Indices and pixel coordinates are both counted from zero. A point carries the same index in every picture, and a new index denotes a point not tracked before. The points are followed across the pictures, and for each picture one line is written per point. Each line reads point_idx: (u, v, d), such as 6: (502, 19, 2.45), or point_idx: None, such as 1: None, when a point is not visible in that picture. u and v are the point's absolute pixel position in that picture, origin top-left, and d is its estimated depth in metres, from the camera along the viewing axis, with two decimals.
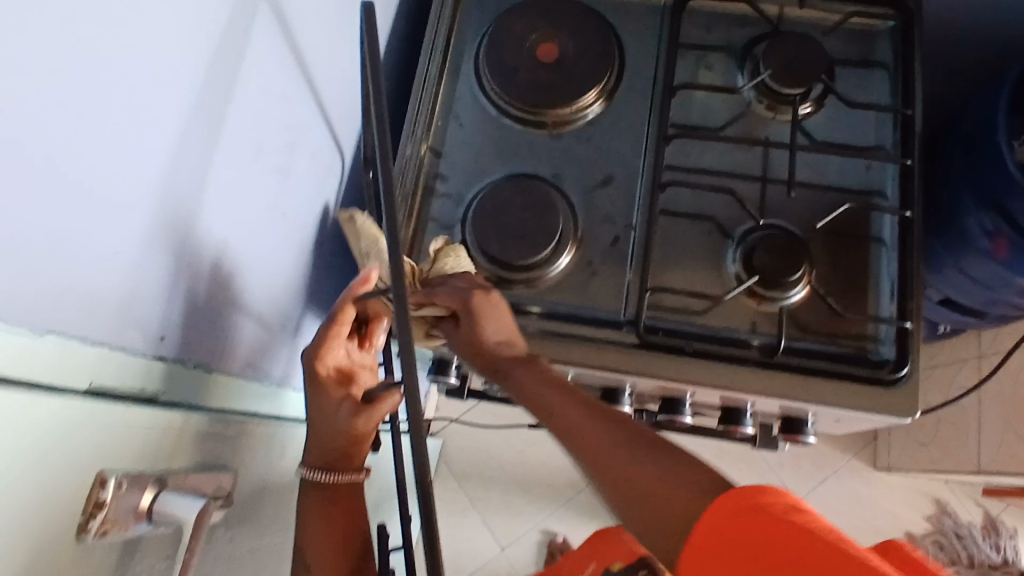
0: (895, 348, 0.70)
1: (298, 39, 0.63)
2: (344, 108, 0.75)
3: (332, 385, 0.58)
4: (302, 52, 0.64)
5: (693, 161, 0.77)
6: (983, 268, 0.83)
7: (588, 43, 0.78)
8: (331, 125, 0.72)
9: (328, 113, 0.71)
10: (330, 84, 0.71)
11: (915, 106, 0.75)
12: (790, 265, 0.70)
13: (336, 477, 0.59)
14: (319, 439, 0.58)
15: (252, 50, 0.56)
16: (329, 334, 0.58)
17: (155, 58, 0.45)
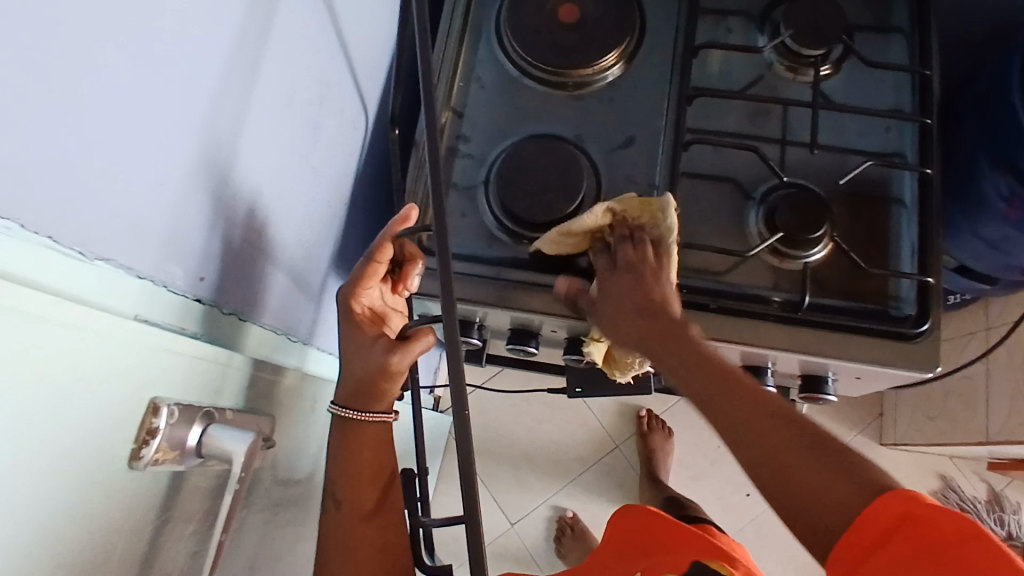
0: (916, 305, 0.71)
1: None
2: (368, 68, 0.75)
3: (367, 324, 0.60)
4: (331, 5, 0.64)
5: (714, 122, 0.78)
6: (998, 232, 0.84)
7: (608, 6, 0.78)
8: (356, 83, 0.73)
9: (354, 71, 0.71)
10: (355, 42, 0.71)
11: (933, 67, 0.75)
12: (814, 222, 0.71)
13: (367, 416, 0.59)
14: (351, 376, 0.59)
15: None
16: (364, 275, 0.60)
17: None
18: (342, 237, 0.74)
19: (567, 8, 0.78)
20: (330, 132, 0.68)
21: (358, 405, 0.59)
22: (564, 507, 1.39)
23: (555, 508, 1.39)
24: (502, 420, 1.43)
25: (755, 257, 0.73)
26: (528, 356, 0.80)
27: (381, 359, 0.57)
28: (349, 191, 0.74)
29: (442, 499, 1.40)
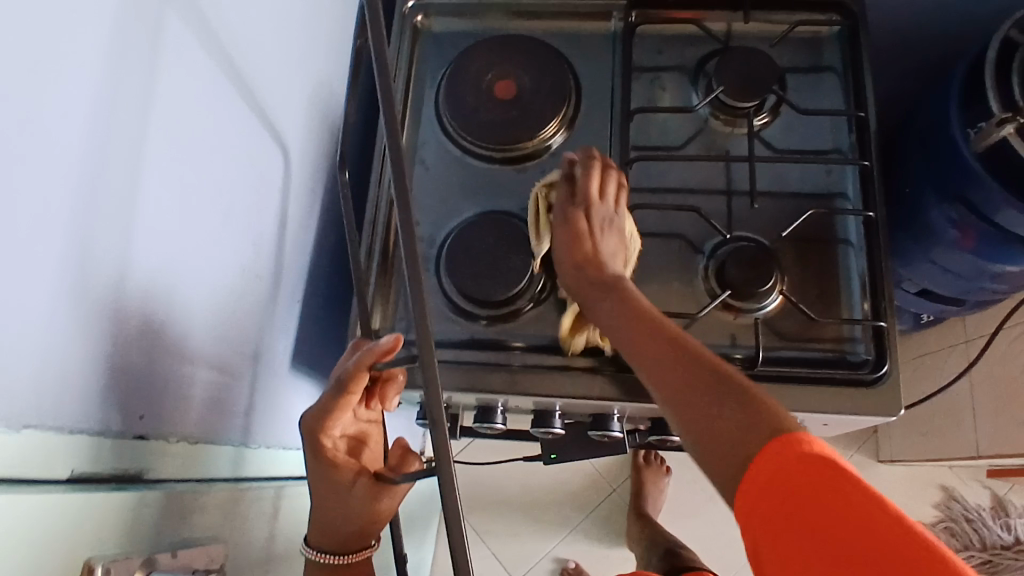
0: (872, 347, 0.71)
1: (258, 104, 0.65)
2: (311, 164, 0.76)
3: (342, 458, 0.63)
4: (262, 117, 0.66)
5: (658, 179, 0.79)
6: (954, 257, 0.85)
7: (543, 76, 0.79)
8: (301, 181, 0.74)
9: (294, 171, 0.72)
10: (293, 144, 0.72)
11: (868, 108, 0.76)
12: (762, 275, 0.71)
13: (348, 558, 0.66)
14: (333, 520, 0.65)
15: (205, 124, 0.58)
16: (333, 409, 0.60)
17: (106, 147, 0.46)
18: (300, 332, 0.75)
19: (502, 84, 0.79)
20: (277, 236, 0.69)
21: (341, 542, 0.66)
22: (566, 558, 1.38)
23: (556, 560, 1.38)
24: (496, 473, 1.42)
25: (709, 314, 0.73)
26: (497, 430, 0.80)
27: (367, 503, 0.64)
28: (302, 287, 0.75)
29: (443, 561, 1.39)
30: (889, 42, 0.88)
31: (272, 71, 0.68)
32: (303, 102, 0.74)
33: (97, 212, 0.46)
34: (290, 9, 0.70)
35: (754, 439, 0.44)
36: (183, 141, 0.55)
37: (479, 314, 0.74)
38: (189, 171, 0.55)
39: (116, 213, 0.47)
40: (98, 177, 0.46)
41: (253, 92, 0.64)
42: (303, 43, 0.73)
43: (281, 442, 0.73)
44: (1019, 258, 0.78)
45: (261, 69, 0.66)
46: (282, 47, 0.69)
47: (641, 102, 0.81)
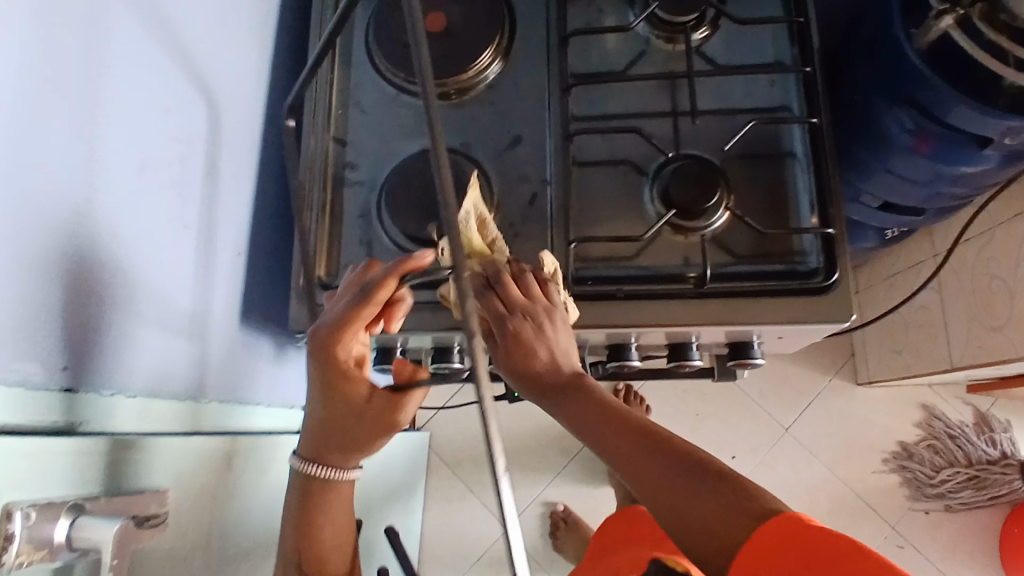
0: (822, 257, 0.70)
1: (181, 51, 0.63)
2: (244, 114, 0.74)
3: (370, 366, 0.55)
4: (185, 64, 0.64)
5: (599, 106, 0.77)
6: (910, 163, 0.83)
7: (473, 7, 0.77)
8: (234, 131, 0.72)
9: (225, 121, 0.70)
10: (222, 92, 0.70)
11: (807, 14, 0.74)
12: (706, 191, 0.70)
13: (342, 475, 0.66)
14: (333, 442, 0.64)
15: (124, 68, 0.55)
16: (349, 321, 0.52)
17: (19, 92, 0.44)
18: (243, 285, 0.74)
19: (432, 17, 0.76)
20: (209, 186, 0.67)
21: (338, 461, 0.66)
22: (554, 502, 1.39)
23: (546, 504, 1.39)
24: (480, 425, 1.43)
25: (658, 237, 0.72)
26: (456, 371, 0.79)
27: (384, 413, 0.63)
28: (242, 239, 0.73)
29: (434, 514, 1.40)
30: None
31: (194, 15, 0.65)
32: (235, 45, 0.72)
33: (17, 149, 0.45)
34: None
35: (695, 495, 0.43)
36: (99, 81, 0.52)
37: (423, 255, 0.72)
38: (106, 112, 0.53)
39: (32, 158, 0.46)
40: (16, 118, 0.44)
41: (173, 30, 0.62)
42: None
43: (228, 397, 0.72)
44: (974, 157, 0.77)
45: (181, 6, 0.63)
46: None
47: (577, 26, 0.79)
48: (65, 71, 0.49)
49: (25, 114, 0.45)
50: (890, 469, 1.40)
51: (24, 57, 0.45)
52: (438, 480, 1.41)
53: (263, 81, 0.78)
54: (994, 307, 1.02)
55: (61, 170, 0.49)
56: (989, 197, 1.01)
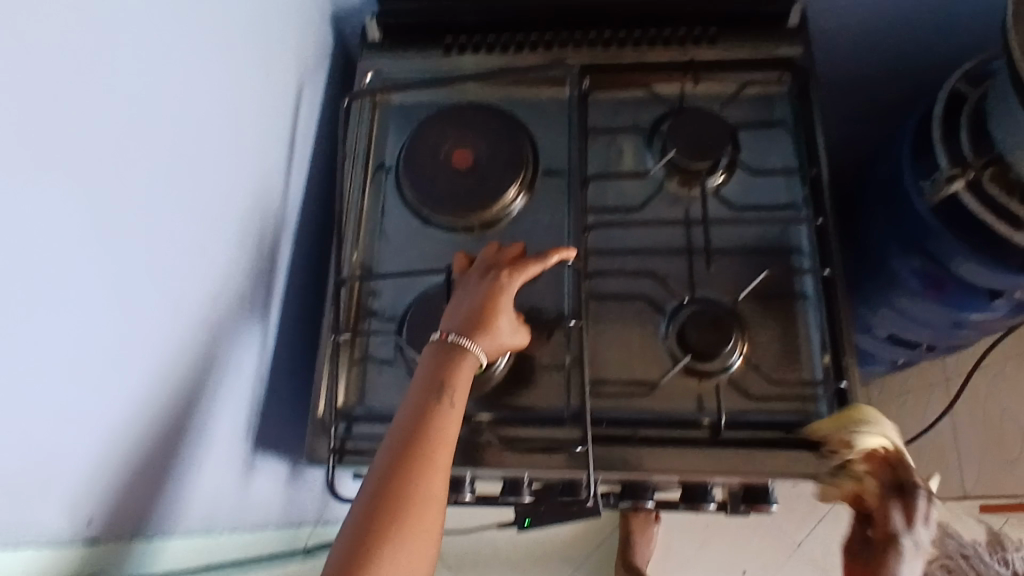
0: (834, 407, 0.70)
1: (223, 191, 0.66)
2: (276, 240, 0.77)
3: (505, 316, 0.68)
4: (227, 203, 0.66)
5: (617, 242, 0.80)
6: (920, 306, 0.85)
7: (499, 146, 0.80)
8: (266, 259, 0.74)
9: (258, 251, 0.73)
10: (258, 223, 0.72)
11: (820, 165, 0.77)
12: (722, 336, 0.72)
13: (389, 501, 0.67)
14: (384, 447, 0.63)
15: (169, 218, 0.58)
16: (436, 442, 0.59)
17: (63, 258, 0.46)
18: (263, 409, 0.74)
19: (460, 154, 0.80)
20: (238, 316, 0.69)
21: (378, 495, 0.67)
22: None
23: None
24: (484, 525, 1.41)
25: (672, 380, 0.73)
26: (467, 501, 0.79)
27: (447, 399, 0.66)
28: (265, 363, 0.74)
29: None
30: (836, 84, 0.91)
31: (236, 156, 0.68)
32: (271, 176, 0.75)
33: (62, 312, 0.46)
34: (252, 86, 0.71)
35: None
36: (142, 230, 0.54)
37: None
38: (145, 260, 0.55)
39: (73, 318, 0.47)
40: (60, 283, 0.46)
41: (214, 171, 0.64)
42: (267, 118, 0.74)
43: (241, 525, 0.72)
44: (985, 306, 0.79)
45: (223, 147, 0.66)
46: (245, 122, 0.70)
47: (598, 166, 0.82)
48: (113, 226, 0.51)
49: (69, 273, 0.47)
50: None
51: (69, 221, 0.46)
52: None
53: (294, 207, 0.81)
54: None
55: (102, 325, 0.50)
56: None
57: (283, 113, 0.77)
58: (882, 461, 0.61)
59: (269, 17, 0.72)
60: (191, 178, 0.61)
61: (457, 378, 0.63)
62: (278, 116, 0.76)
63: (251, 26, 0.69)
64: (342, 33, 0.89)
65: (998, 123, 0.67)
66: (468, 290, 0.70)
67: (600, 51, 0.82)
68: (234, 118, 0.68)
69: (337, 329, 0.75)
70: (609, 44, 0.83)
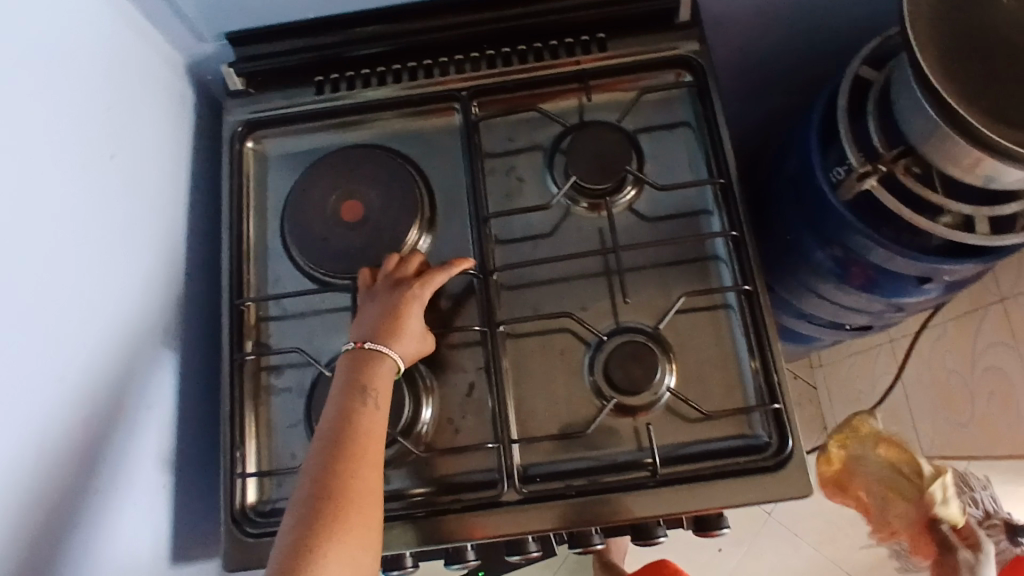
0: (770, 427, 0.67)
1: (75, 297, 0.59)
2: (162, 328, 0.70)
3: (415, 323, 0.65)
4: (83, 309, 0.60)
5: (530, 278, 0.75)
6: (851, 293, 0.82)
7: (389, 191, 0.75)
8: (150, 353, 0.68)
9: (138, 347, 0.66)
10: (131, 318, 0.66)
11: (727, 172, 0.73)
12: (647, 369, 0.68)
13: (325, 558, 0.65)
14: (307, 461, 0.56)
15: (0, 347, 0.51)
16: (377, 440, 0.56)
17: None
18: (173, 513, 0.69)
19: (349, 204, 0.74)
20: (124, 424, 0.63)
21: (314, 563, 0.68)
22: None
23: None
24: None
25: (602, 422, 0.69)
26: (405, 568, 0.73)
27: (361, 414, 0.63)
28: (168, 464, 0.69)
29: None
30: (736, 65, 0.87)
31: (87, 253, 0.62)
32: (149, 261, 0.69)
33: None
34: (102, 170, 0.64)
35: None
36: None
37: None
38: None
39: None
40: None
41: (67, 274, 0.59)
42: (131, 201, 0.68)
43: None
44: (913, 290, 0.76)
45: (75, 247, 0.60)
46: (99, 214, 0.64)
47: (499, 196, 0.77)
48: None
49: None
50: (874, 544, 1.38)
51: None
52: None
53: (182, 286, 0.74)
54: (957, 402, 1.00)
55: None
56: None
57: (155, 190, 0.72)
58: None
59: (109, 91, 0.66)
60: (37, 293, 0.55)
61: (377, 377, 0.60)
62: (144, 195, 0.70)
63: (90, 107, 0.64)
64: (206, 84, 0.82)
65: (904, 114, 0.64)
66: (372, 303, 0.66)
67: (487, 72, 0.77)
68: (83, 211, 0.62)
69: (242, 349, 0.71)
70: (495, 64, 0.77)
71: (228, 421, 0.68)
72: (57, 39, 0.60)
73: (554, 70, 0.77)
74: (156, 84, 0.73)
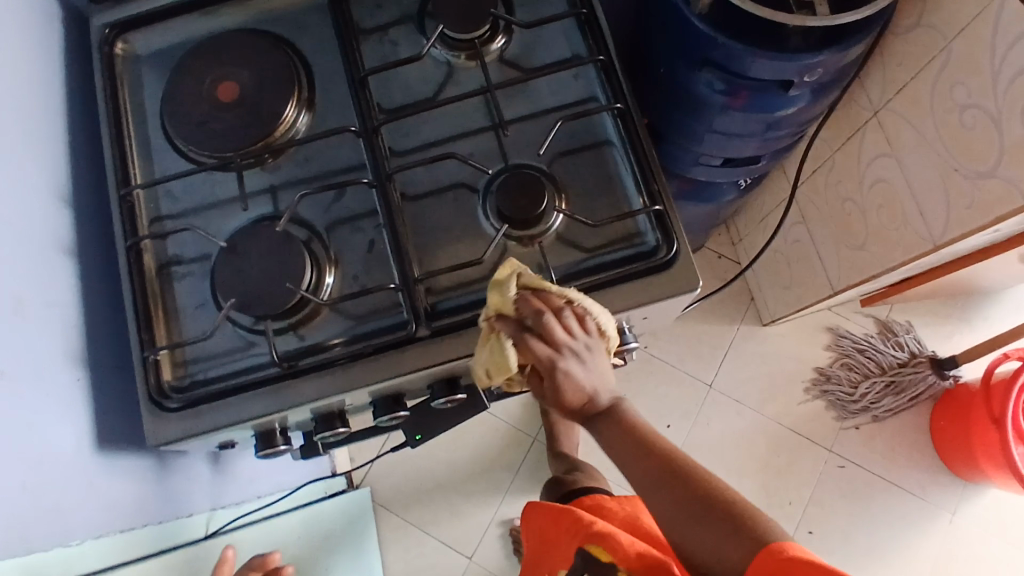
0: (658, 232, 0.71)
1: None
2: (49, 230, 0.70)
3: None
4: None
5: (416, 136, 0.76)
6: (730, 120, 0.86)
7: (263, 67, 0.75)
8: (38, 254, 0.68)
9: (22, 248, 0.66)
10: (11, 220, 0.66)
11: (589, 4, 0.76)
12: (534, 199, 0.70)
13: None
14: None
15: None
16: None
17: None
18: (89, 409, 0.69)
19: (225, 87, 0.74)
20: (7, 314, 0.63)
21: None
22: (511, 519, 1.38)
23: (503, 523, 1.38)
24: (419, 464, 1.41)
25: (502, 253, 0.72)
26: (344, 435, 0.77)
27: None
28: (75, 360, 0.69)
29: (397, 567, 1.36)
30: None
31: None
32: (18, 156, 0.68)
33: None
34: None
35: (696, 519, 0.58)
36: None
37: (288, 326, 0.70)
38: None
39: None
40: None
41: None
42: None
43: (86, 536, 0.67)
44: (783, 99, 0.80)
45: None
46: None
47: (374, 61, 0.77)
48: None
49: None
50: (813, 396, 1.46)
51: None
52: (389, 530, 1.38)
53: (64, 187, 0.73)
54: (854, 227, 1.06)
55: None
56: (817, 126, 1.06)
57: (19, 86, 0.70)
58: (513, 316, 0.61)
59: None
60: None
61: None
62: (7, 90, 0.68)
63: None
64: None
65: None
66: None
67: None
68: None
69: (135, 234, 0.71)
70: None
71: (134, 307, 0.69)
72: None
73: None
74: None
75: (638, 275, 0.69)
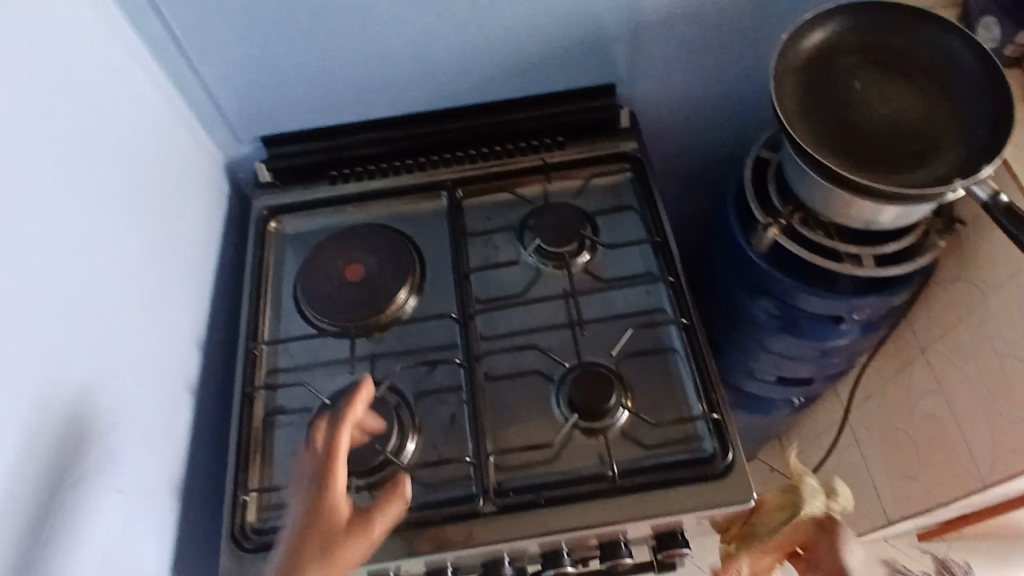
0: (715, 440, 0.77)
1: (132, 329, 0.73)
2: (189, 368, 0.82)
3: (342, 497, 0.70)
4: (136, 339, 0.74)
5: (502, 327, 0.87)
6: (784, 342, 0.95)
7: (386, 257, 0.90)
8: (178, 386, 0.79)
9: (169, 379, 0.78)
10: (168, 355, 0.79)
11: (663, 234, 0.89)
12: (603, 394, 0.79)
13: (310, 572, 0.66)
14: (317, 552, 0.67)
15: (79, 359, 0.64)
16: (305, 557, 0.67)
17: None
18: (177, 536, 0.76)
19: (352, 268, 0.89)
20: (147, 437, 0.73)
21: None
22: None
23: None
24: None
25: (569, 441, 0.79)
26: None
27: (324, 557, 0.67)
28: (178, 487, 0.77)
29: None
30: (671, 159, 1.08)
31: (144, 296, 0.76)
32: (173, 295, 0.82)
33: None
34: (162, 234, 0.81)
35: None
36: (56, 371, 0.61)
37: (366, 485, 0.77)
38: (32, 352, 0.59)
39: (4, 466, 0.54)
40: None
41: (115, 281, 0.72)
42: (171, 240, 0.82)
43: None
44: (834, 332, 0.88)
45: (138, 291, 0.75)
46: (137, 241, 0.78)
47: (477, 261, 0.91)
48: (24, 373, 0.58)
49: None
50: None
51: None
52: None
53: (202, 333, 0.86)
54: (907, 457, 1.08)
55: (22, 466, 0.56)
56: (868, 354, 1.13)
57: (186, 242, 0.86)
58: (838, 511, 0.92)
59: (164, 161, 0.83)
60: (91, 287, 0.67)
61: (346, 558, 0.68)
62: (184, 249, 0.85)
63: (147, 161, 0.79)
64: (238, 179, 1.00)
65: (794, 180, 0.81)
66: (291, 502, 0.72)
67: (468, 166, 0.96)
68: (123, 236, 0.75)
69: (252, 383, 0.82)
70: (475, 159, 0.96)
71: (238, 448, 0.78)
72: (129, 116, 0.77)
73: (522, 163, 0.95)
74: (199, 166, 0.91)
75: (695, 479, 0.74)
